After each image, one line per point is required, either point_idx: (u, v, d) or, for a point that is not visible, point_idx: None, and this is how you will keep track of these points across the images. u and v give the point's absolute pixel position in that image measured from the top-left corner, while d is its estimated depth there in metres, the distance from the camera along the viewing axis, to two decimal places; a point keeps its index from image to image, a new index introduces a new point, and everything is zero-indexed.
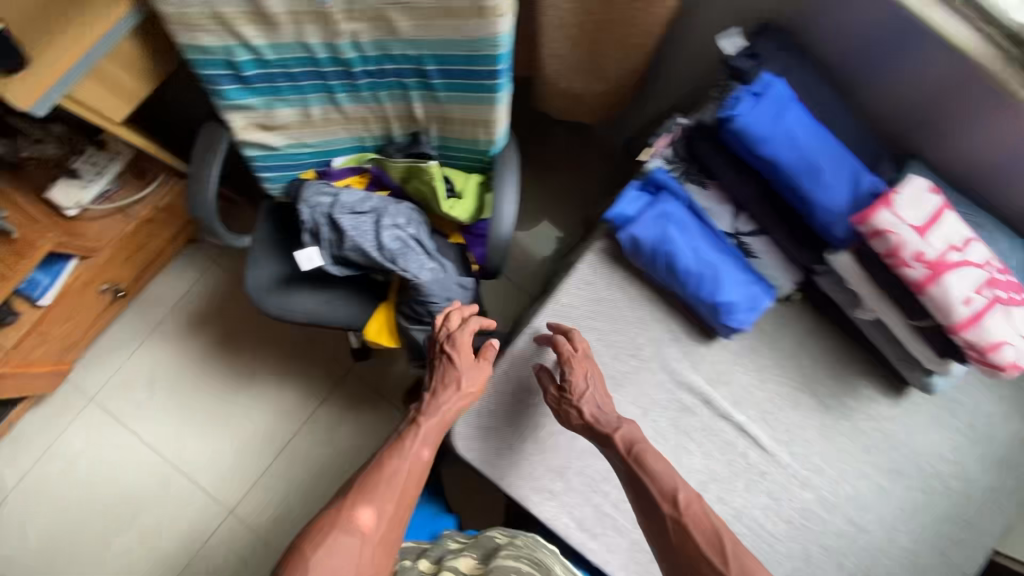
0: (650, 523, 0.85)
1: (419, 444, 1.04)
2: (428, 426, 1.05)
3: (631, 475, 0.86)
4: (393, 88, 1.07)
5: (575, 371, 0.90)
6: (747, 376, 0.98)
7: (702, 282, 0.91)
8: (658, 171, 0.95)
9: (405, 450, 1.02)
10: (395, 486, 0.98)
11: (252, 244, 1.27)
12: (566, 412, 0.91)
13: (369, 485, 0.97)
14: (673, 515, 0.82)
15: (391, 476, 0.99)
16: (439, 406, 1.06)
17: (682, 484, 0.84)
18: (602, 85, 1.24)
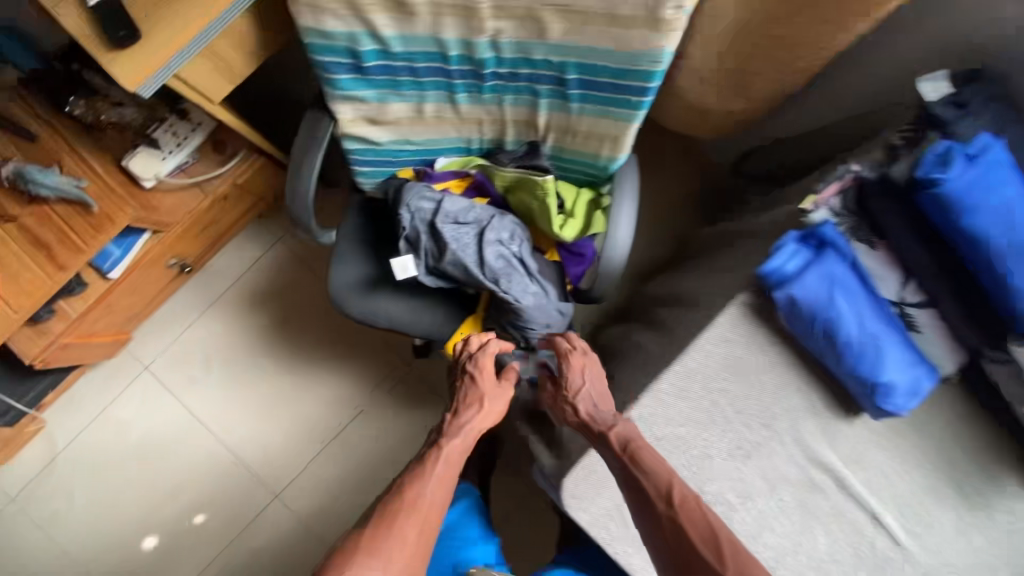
0: (646, 524, 0.76)
1: (441, 467, 0.98)
2: (451, 449, 1.01)
3: (627, 474, 0.79)
4: (522, 93, 0.96)
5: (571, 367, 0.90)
6: (887, 459, 0.89)
7: (862, 359, 0.81)
8: (826, 225, 0.84)
9: (428, 476, 0.97)
10: (418, 513, 0.92)
11: (339, 240, 1.19)
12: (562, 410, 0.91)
13: (389, 512, 0.91)
14: (669, 514, 0.74)
15: (414, 503, 0.93)
16: (461, 426, 1.04)
17: (676, 478, 0.76)
18: (741, 105, 1.11)
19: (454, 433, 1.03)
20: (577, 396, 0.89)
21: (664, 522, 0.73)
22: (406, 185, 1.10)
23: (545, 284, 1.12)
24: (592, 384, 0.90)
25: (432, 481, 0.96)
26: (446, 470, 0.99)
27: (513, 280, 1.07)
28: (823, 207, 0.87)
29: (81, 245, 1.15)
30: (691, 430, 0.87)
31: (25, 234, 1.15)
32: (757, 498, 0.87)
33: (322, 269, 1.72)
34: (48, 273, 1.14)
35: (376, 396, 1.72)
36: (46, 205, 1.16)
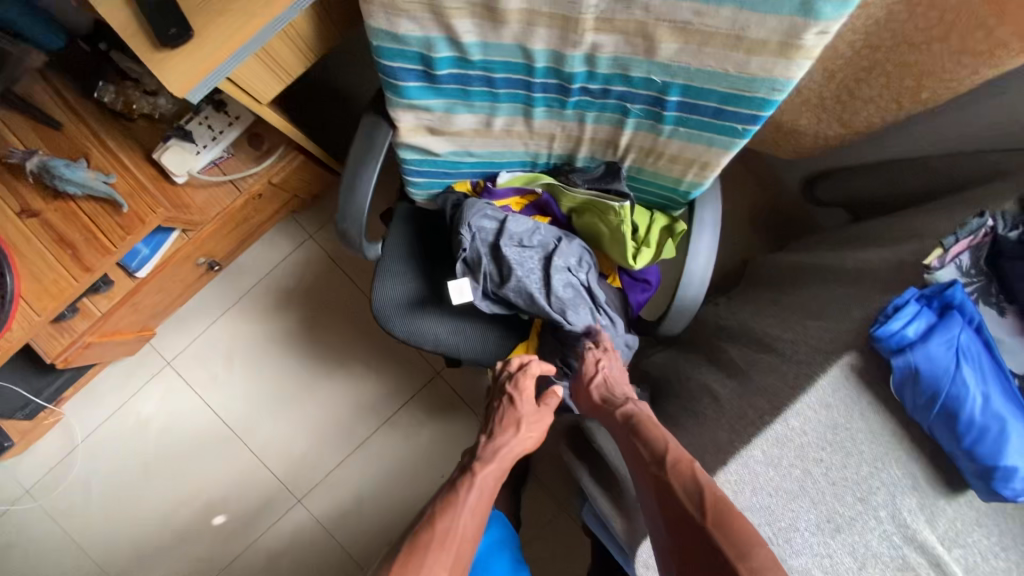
0: (643, 485, 0.83)
1: (474, 494, 0.90)
2: (487, 474, 0.93)
3: (630, 439, 0.87)
4: (608, 111, 0.85)
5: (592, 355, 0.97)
6: (987, 541, 0.81)
7: (983, 440, 0.73)
8: (955, 287, 0.74)
9: (460, 504, 0.88)
10: (451, 546, 0.85)
11: (386, 254, 1.10)
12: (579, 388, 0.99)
13: (419, 542, 0.84)
14: (658, 472, 0.80)
15: (446, 534, 0.85)
16: (497, 451, 0.95)
17: (672, 443, 0.82)
18: (840, 131, 1.00)
19: (489, 458, 0.94)
20: (592, 382, 0.95)
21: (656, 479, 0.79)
22: (466, 202, 0.98)
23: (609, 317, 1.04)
24: (609, 370, 0.96)
25: (465, 508, 0.88)
26: (479, 495, 0.91)
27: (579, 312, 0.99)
28: (949, 262, 0.77)
29: (110, 246, 1.06)
30: (780, 500, 0.79)
31: (49, 231, 1.06)
32: None
33: (353, 269, 1.64)
34: (74, 274, 1.05)
35: (404, 404, 1.65)
36: (73, 201, 1.07)
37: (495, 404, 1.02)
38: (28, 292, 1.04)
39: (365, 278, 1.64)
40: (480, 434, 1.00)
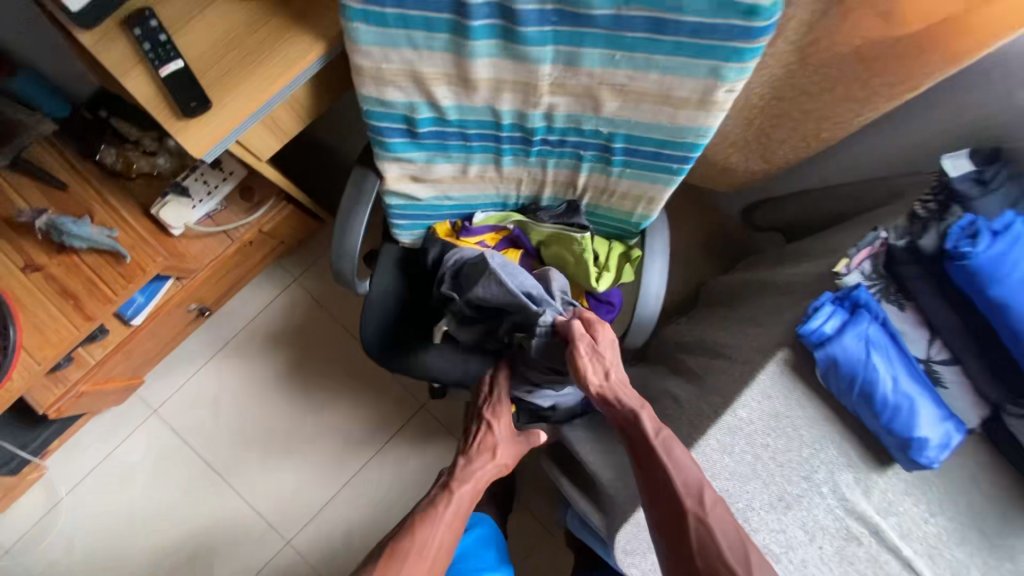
0: (673, 512, 0.79)
1: (454, 511, 0.99)
2: (464, 487, 1.02)
3: (655, 459, 0.82)
4: (566, 157, 1.00)
5: (603, 337, 0.93)
6: (916, 508, 0.93)
7: (897, 415, 0.86)
8: (859, 289, 0.89)
9: (437, 519, 0.97)
10: (428, 555, 0.93)
11: (373, 290, 1.21)
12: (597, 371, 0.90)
13: (407, 548, 0.92)
14: (698, 513, 0.78)
15: (428, 538, 0.94)
16: (473, 472, 1.04)
17: (705, 481, 0.81)
18: (762, 166, 1.18)
19: (470, 478, 1.03)
20: (610, 365, 0.91)
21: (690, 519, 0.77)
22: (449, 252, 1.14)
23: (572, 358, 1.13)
24: (615, 357, 0.93)
25: (441, 526, 0.96)
26: (456, 511, 0.99)
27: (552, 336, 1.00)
28: (856, 269, 0.92)
29: (112, 296, 1.14)
30: (736, 483, 0.90)
31: (53, 283, 1.12)
32: (800, 550, 0.90)
33: (337, 310, 1.72)
34: (77, 324, 1.12)
35: (391, 437, 1.70)
36: (76, 255, 1.14)
37: (472, 429, 1.09)
38: (29, 343, 1.10)
39: (349, 318, 1.72)
40: (458, 456, 1.07)
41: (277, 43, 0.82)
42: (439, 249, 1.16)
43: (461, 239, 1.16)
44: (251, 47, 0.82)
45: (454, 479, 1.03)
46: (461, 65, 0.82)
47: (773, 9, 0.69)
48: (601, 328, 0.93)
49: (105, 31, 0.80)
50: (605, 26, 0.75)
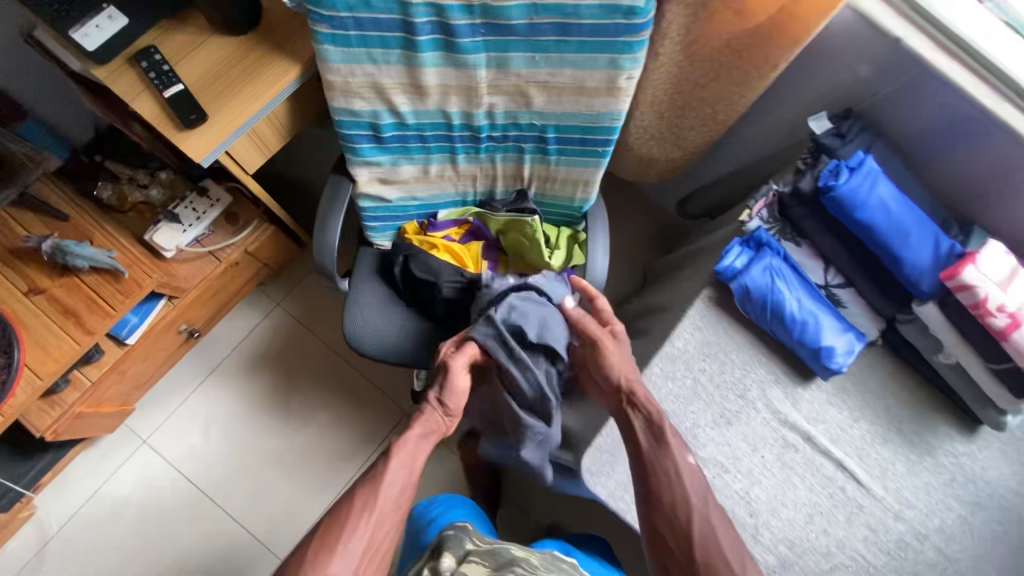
0: (677, 506, 0.87)
1: (399, 475, 0.95)
2: (411, 446, 0.99)
3: (671, 453, 0.90)
4: (510, 151, 1.19)
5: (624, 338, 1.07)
6: (841, 416, 1.07)
7: (804, 330, 1.02)
8: (760, 231, 1.07)
9: (382, 479, 0.94)
10: (371, 521, 0.90)
11: (351, 286, 1.34)
12: (622, 365, 1.01)
13: (349, 512, 0.90)
14: (702, 509, 0.86)
15: (367, 504, 0.91)
16: (420, 421, 1.03)
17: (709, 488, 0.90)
18: (679, 152, 1.38)
19: (417, 421, 1.02)
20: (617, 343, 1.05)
21: (693, 516, 0.85)
22: (414, 251, 1.30)
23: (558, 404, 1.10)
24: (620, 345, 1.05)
25: (386, 488, 0.93)
26: (401, 475, 0.95)
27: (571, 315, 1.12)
28: (756, 216, 1.10)
29: (110, 309, 1.25)
30: (681, 405, 1.03)
31: (54, 303, 1.23)
32: (745, 459, 1.02)
33: (318, 328, 1.82)
34: (77, 337, 1.22)
35: (378, 447, 1.77)
36: (78, 276, 1.25)
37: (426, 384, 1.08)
38: (32, 360, 1.19)
39: (330, 335, 1.82)
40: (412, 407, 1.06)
41: (262, 68, 1.00)
42: (404, 254, 1.30)
43: (428, 234, 1.33)
44: (238, 73, 1.00)
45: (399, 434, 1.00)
46: (413, 75, 1.02)
47: (647, 8, 0.91)
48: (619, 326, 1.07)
49: (117, 65, 0.97)
50: (524, 34, 0.96)
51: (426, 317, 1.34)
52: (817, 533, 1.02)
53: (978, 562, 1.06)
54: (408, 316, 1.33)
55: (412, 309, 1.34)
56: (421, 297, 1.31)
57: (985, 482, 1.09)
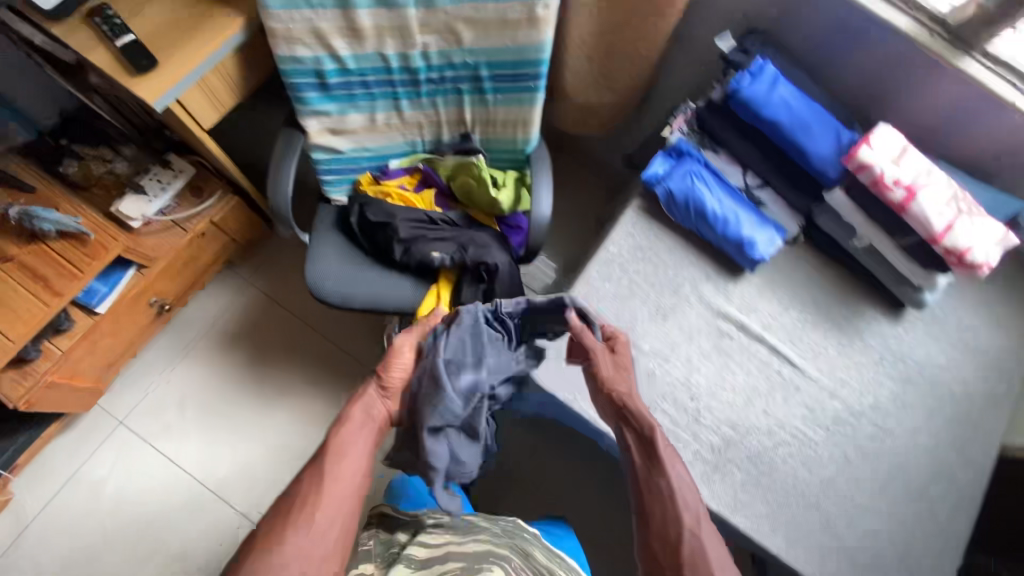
0: (669, 523, 0.82)
1: (350, 454, 0.89)
2: (355, 422, 0.93)
3: (663, 469, 0.86)
4: (450, 94, 1.28)
5: (621, 347, 0.97)
6: (772, 306, 1.14)
7: (727, 224, 1.10)
8: (680, 141, 1.16)
9: (325, 467, 0.85)
10: (319, 514, 0.82)
11: (312, 239, 1.40)
12: (617, 374, 0.95)
13: (289, 506, 0.82)
14: (694, 528, 0.82)
15: (315, 488, 0.84)
16: (366, 407, 0.95)
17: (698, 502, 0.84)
18: (613, 95, 1.47)
19: (360, 400, 0.95)
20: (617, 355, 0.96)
21: (685, 534, 0.81)
22: (370, 199, 1.38)
23: (480, 402, 0.99)
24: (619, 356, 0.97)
25: (331, 478, 0.85)
26: (351, 451, 0.89)
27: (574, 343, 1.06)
28: (677, 131, 1.20)
29: (78, 272, 1.30)
30: (619, 301, 1.11)
31: (23, 269, 1.28)
32: (683, 348, 1.09)
33: (289, 303, 1.87)
34: (46, 299, 1.27)
35: None
36: (45, 243, 1.30)
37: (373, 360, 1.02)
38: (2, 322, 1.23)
39: (302, 310, 1.87)
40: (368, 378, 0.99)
41: (208, 21, 1.09)
42: (359, 203, 1.38)
43: (382, 183, 1.41)
44: (187, 26, 1.08)
45: (342, 411, 0.93)
46: (349, 18, 1.11)
47: None
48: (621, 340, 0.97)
49: (70, 23, 1.05)
50: None
51: (390, 264, 1.40)
52: (757, 412, 1.08)
53: (915, 434, 1.12)
54: (366, 263, 1.40)
55: (377, 257, 1.40)
56: (377, 243, 1.38)
57: (914, 360, 1.16)
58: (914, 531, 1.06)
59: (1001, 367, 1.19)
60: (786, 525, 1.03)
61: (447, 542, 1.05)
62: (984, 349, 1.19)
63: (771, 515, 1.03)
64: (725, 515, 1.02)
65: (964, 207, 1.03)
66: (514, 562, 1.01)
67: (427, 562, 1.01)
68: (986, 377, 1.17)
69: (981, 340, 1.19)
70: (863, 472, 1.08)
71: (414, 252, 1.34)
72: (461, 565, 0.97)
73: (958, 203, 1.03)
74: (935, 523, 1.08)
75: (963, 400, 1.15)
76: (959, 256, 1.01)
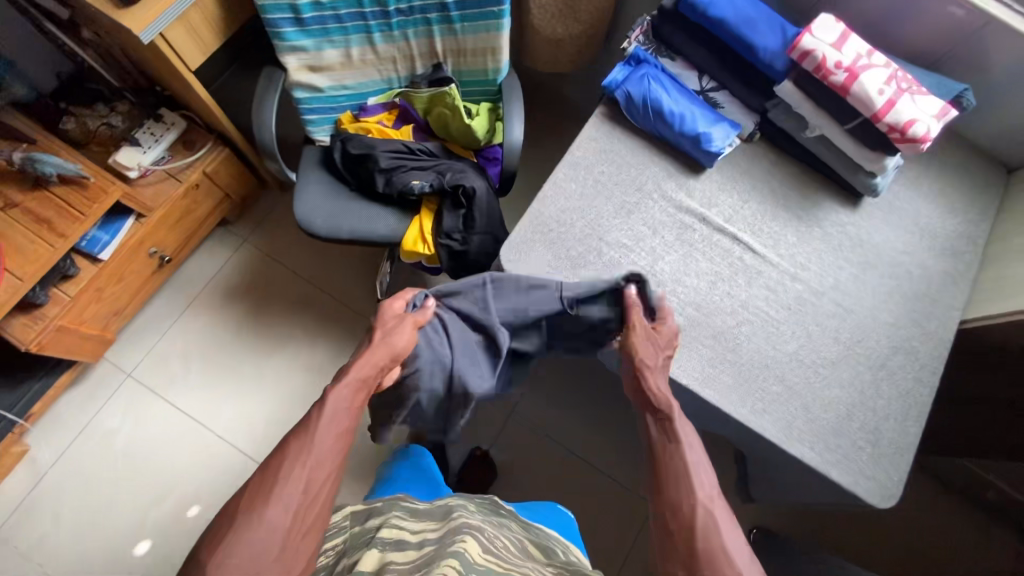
0: (681, 497, 0.80)
1: (335, 421, 0.83)
2: (348, 389, 0.87)
3: (677, 450, 0.85)
4: (420, 25, 1.36)
5: (665, 329, 0.99)
6: (732, 199, 1.21)
7: (683, 120, 1.16)
8: (637, 50, 1.23)
9: (312, 431, 0.80)
10: (302, 479, 0.76)
11: (298, 176, 1.48)
12: (655, 354, 0.96)
13: (275, 469, 0.77)
14: (707, 503, 0.79)
15: (300, 453, 0.78)
16: (358, 380, 0.89)
17: (711, 479, 0.83)
18: (579, 26, 1.53)
19: (351, 369, 0.90)
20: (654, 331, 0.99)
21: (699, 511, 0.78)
22: (350, 133, 1.45)
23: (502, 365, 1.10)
24: (655, 338, 0.98)
25: (321, 442, 0.80)
26: (337, 419, 0.83)
27: (610, 313, 1.03)
28: (633, 43, 1.27)
29: (79, 215, 1.39)
30: (584, 201, 1.17)
31: (29, 214, 1.36)
32: (647, 240, 1.16)
33: (284, 257, 1.94)
34: (52, 241, 1.35)
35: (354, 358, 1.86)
36: (48, 189, 1.39)
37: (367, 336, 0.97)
38: (12, 264, 1.31)
39: (297, 262, 1.93)
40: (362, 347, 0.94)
41: None
42: (341, 139, 1.46)
43: (361, 119, 1.49)
44: None
45: (333, 380, 0.87)
46: None
47: None
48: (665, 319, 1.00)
49: None
50: None
51: (375, 197, 1.46)
52: (721, 295, 1.14)
53: (875, 312, 1.17)
54: (351, 198, 1.46)
55: (362, 190, 1.46)
56: (361, 177, 1.44)
57: (873, 245, 1.21)
58: (880, 401, 1.11)
59: (959, 248, 1.23)
60: (752, 396, 1.08)
61: (421, 526, 0.97)
62: (941, 233, 1.24)
63: (738, 386, 1.08)
64: (694, 387, 1.07)
65: (904, 86, 1.09)
66: (488, 530, 0.95)
67: (403, 545, 0.90)
68: (947, 258, 1.22)
69: (938, 225, 1.25)
70: (825, 346, 1.13)
71: (396, 183, 1.40)
72: (434, 548, 0.87)
73: (898, 83, 1.09)
74: (898, 391, 1.12)
75: (922, 280, 1.20)
76: (902, 131, 1.07)
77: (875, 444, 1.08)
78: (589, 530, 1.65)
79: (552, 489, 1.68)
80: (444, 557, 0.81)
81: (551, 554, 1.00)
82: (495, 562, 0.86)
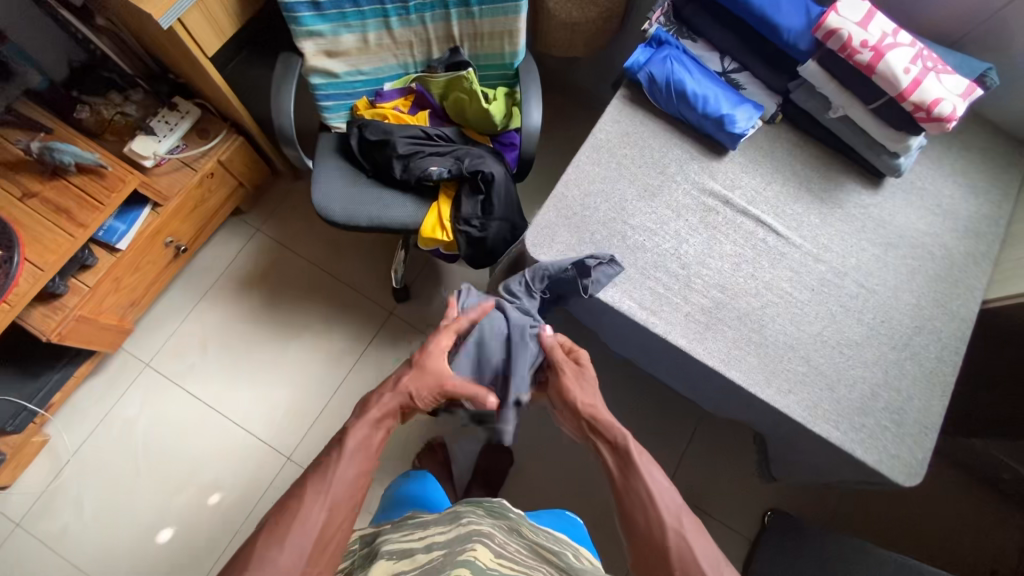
0: (655, 523, 0.86)
1: (353, 462, 0.88)
2: (367, 430, 0.92)
3: (638, 479, 0.90)
4: (437, 8, 1.35)
5: (586, 361, 1.04)
6: (755, 181, 1.20)
7: (706, 102, 1.16)
8: (658, 31, 1.22)
9: (330, 472, 0.85)
10: (316, 522, 0.81)
11: (315, 163, 1.46)
12: (586, 389, 1.00)
13: (295, 507, 0.81)
14: (677, 528, 0.85)
15: (317, 496, 0.83)
16: (373, 420, 0.93)
17: (680, 499, 0.89)
18: (596, 9, 1.51)
19: (374, 404, 0.95)
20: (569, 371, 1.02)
21: (671, 536, 0.84)
22: (366, 119, 1.45)
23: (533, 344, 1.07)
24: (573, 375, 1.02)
25: (335, 482, 0.85)
26: (355, 460, 0.88)
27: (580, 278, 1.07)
28: (655, 24, 1.26)
29: (99, 203, 1.38)
30: (606, 184, 1.17)
31: (47, 203, 1.36)
32: (671, 223, 1.16)
33: (298, 246, 1.94)
34: (71, 230, 1.34)
35: (370, 344, 1.85)
36: (66, 178, 1.38)
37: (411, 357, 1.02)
38: (32, 255, 1.30)
39: (311, 251, 1.93)
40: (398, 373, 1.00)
41: None
42: (357, 125, 1.45)
43: (377, 105, 1.48)
44: None
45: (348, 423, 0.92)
46: None
47: None
48: (580, 351, 1.04)
49: None
50: None
51: (394, 185, 1.45)
52: (745, 277, 1.14)
53: (898, 292, 1.17)
54: (368, 185, 1.45)
55: (381, 177, 1.45)
56: (377, 163, 1.43)
57: (894, 225, 1.21)
58: (903, 380, 1.11)
59: (982, 229, 1.23)
60: (778, 377, 1.09)
61: (430, 532, 1.01)
62: (963, 214, 1.24)
63: (763, 367, 1.09)
64: (719, 369, 1.08)
65: (929, 65, 1.09)
66: (497, 536, 0.98)
67: (410, 552, 0.95)
68: (969, 240, 1.22)
69: (960, 206, 1.24)
70: (849, 327, 1.13)
71: (414, 168, 1.39)
72: (443, 553, 0.90)
73: (923, 62, 1.08)
74: (921, 370, 1.12)
75: (944, 261, 1.20)
76: (928, 110, 1.07)
77: (899, 424, 1.09)
78: (606, 514, 1.66)
79: (570, 475, 1.69)
80: (456, 564, 0.85)
81: (562, 556, 1.00)
82: (505, 565, 0.89)
